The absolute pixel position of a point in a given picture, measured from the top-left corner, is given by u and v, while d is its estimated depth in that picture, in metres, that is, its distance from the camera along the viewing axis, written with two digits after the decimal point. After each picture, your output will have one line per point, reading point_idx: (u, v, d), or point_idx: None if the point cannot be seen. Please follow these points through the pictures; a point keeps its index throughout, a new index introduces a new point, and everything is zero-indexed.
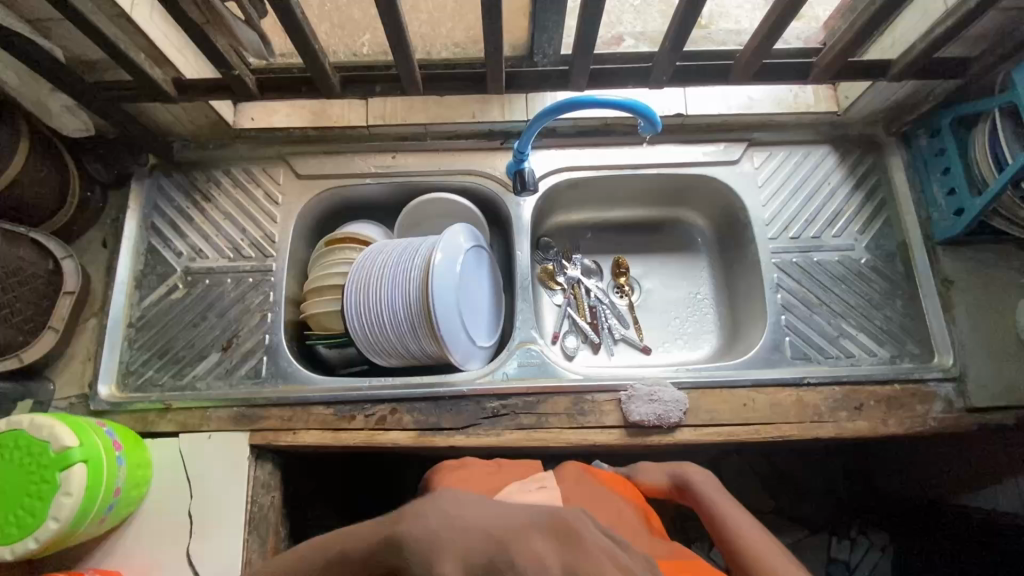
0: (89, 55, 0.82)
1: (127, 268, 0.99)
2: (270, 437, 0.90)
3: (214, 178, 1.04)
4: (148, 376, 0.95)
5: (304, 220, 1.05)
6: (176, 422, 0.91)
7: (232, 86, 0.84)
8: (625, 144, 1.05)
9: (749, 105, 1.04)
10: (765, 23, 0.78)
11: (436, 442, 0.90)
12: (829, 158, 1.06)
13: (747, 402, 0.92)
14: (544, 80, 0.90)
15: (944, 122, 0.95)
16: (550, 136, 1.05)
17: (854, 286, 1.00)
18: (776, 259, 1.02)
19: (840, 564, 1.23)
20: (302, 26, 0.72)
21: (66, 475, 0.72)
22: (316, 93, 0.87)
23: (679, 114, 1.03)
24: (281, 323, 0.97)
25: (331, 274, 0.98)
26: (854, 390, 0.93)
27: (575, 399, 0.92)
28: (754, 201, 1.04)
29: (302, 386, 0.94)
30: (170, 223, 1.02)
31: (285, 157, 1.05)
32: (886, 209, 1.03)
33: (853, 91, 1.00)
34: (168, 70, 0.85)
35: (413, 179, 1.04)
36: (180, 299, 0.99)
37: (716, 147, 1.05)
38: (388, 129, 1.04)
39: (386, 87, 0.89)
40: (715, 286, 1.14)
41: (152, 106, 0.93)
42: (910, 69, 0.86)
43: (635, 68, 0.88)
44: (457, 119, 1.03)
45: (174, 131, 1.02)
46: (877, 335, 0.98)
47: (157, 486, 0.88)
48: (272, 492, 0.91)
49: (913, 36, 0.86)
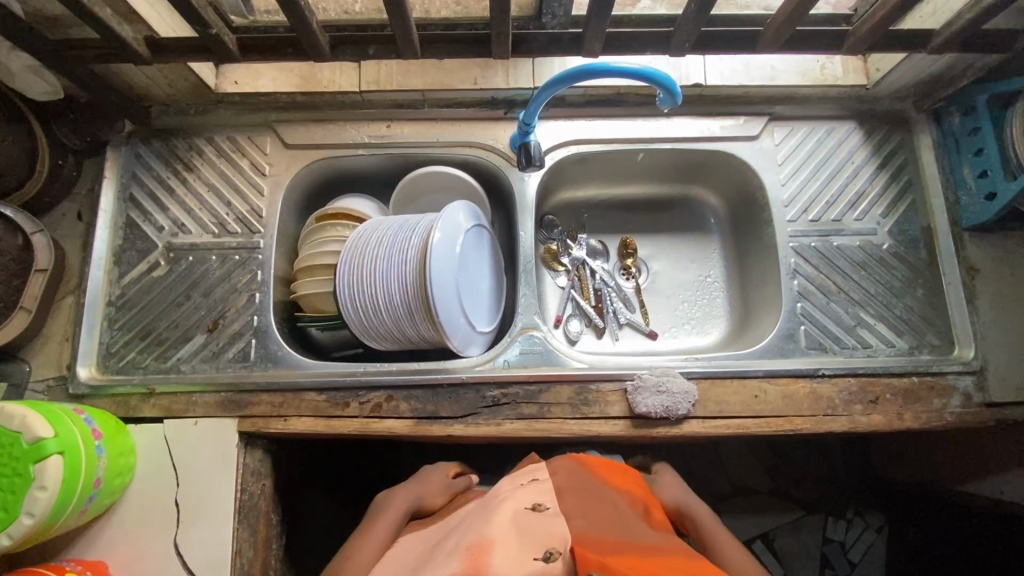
0: (51, 9, 0.74)
1: (105, 243, 0.93)
2: (260, 425, 0.86)
3: (196, 147, 0.97)
4: (129, 358, 0.90)
5: (293, 194, 0.98)
6: (160, 407, 0.87)
7: (210, 47, 0.76)
8: (638, 115, 0.98)
9: (773, 76, 0.96)
10: None
11: (434, 432, 0.86)
12: (854, 136, 0.99)
13: (759, 393, 0.88)
14: (554, 44, 0.82)
15: (981, 98, 0.88)
16: (558, 106, 0.98)
17: (875, 273, 0.95)
18: (793, 242, 0.96)
19: (835, 545, 1.22)
20: None
21: (41, 468, 0.68)
22: (304, 55, 0.79)
23: (697, 84, 0.95)
24: (269, 304, 0.92)
25: (323, 253, 0.92)
26: (870, 383, 0.89)
27: (579, 389, 0.88)
28: (772, 181, 0.98)
29: (293, 371, 0.89)
30: (150, 195, 0.95)
31: (272, 125, 0.97)
32: (912, 191, 0.98)
33: (885, 63, 0.93)
34: (140, 27, 0.77)
35: (409, 151, 0.98)
36: (162, 277, 0.93)
37: (735, 121, 0.99)
38: (383, 95, 0.96)
39: (380, 50, 0.81)
40: (726, 269, 1.09)
41: (125, 67, 0.85)
42: (955, 40, 0.78)
43: (654, 33, 0.81)
44: (457, 85, 0.95)
45: (151, 95, 0.94)
46: (896, 325, 0.93)
47: (141, 473, 0.84)
48: (262, 479, 0.88)
49: (960, 3, 0.79)
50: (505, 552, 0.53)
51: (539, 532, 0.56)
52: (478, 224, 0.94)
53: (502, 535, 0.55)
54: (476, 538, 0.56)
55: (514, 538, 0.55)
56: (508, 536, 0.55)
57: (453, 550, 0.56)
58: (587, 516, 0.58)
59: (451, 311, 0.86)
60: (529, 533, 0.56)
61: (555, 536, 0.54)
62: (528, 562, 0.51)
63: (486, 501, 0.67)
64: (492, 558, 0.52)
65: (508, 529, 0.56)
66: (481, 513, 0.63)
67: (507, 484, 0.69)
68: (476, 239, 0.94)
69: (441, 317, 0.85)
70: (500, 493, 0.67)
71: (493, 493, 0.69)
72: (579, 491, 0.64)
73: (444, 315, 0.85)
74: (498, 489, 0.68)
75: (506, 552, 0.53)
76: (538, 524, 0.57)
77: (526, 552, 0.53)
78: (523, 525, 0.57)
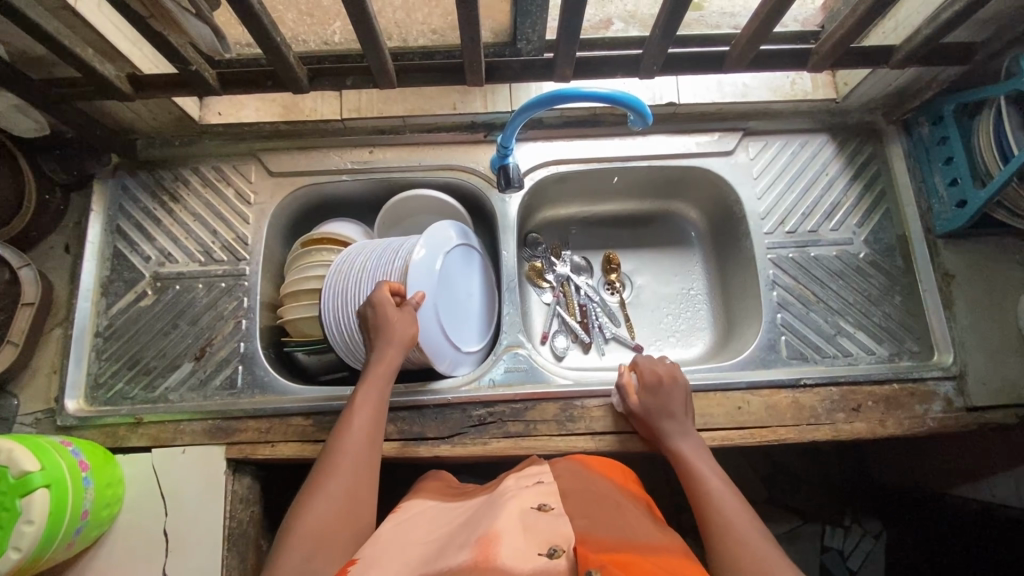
0: (34, 51, 0.75)
1: (92, 274, 0.94)
2: (247, 451, 0.86)
3: (182, 177, 0.99)
4: (117, 389, 0.91)
5: (278, 221, 1.00)
6: (147, 436, 0.87)
7: (191, 82, 0.78)
8: (614, 135, 1.00)
9: (744, 93, 0.98)
10: (764, 6, 0.72)
11: (420, 454, 0.86)
12: (827, 148, 1.02)
13: (742, 405, 0.89)
14: (528, 70, 0.85)
15: (947, 109, 0.90)
16: (536, 128, 1.00)
17: (852, 282, 0.97)
18: (771, 254, 0.98)
19: (833, 553, 1.19)
20: (261, 17, 0.66)
21: (27, 502, 0.68)
22: (282, 88, 0.82)
23: (671, 103, 0.98)
24: (256, 329, 0.93)
25: (308, 278, 0.93)
26: (851, 391, 0.90)
27: (564, 405, 0.89)
28: (748, 194, 1.00)
29: (279, 397, 0.90)
30: (137, 226, 0.97)
31: (256, 154, 0.99)
32: (886, 201, 1.00)
33: (852, 77, 0.95)
34: (122, 65, 0.80)
35: (391, 175, 0.99)
36: (150, 306, 0.94)
37: (710, 137, 1.01)
38: (364, 123, 0.98)
39: (358, 80, 0.84)
40: (709, 281, 1.10)
41: (111, 103, 0.87)
42: (914, 56, 0.81)
43: (623, 57, 0.84)
44: (438, 110, 0.97)
45: (136, 129, 0.96)
46: (876, 332, 0.95)
47: (129, 505, 0.84)
48: (250, 506, 0.88)
49: (917, 21, 0.81)
50: (510, 544, 0.53)
51: (544, 533, 0.55)
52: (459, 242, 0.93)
53: (508, 531, 0.55)
54: (485, 531, 0.56)
55: (522, 534, 0.55)
56: (515, 533, 0.55)
57: (463, 542, 0.56)
58: (589, 517, 0.57)
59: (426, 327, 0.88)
60: (534, 531, 0.56)
61: (560, 535, 0.55)
62: (534, 556, 0.51)
63: (492, 499, 0.67)
64: (500, 549, 0.52)
65: (514, 526, 0.56)
66: (488, 510, 0.63)
67: (510, 484, 0.70)
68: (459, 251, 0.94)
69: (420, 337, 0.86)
70: (500, 494, 0.67)
71: (497, 491, 0.70)
72: (581, 493, 0.63)
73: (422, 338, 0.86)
74: (502, 489, 0.69)
75: (511, 546, 0.53)
76: (543, 525, 0.57)
77: (531, 547, 0.53)
78: (530, 525, 0.57)
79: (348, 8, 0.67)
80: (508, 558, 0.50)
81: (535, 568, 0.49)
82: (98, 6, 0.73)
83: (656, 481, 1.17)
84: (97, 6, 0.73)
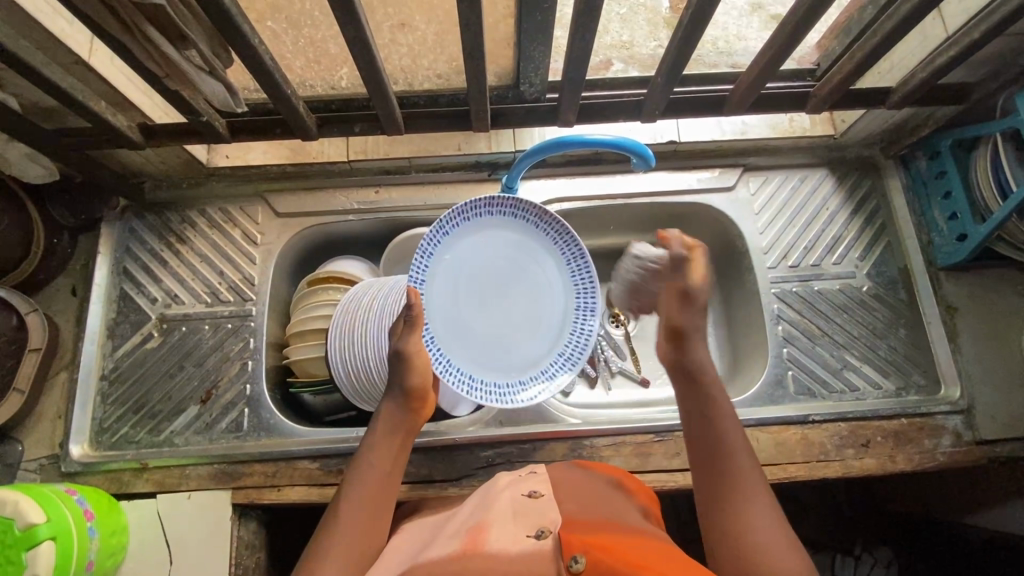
0: (45, 102, 0.76)
1: (98, 317, 0.94)
2: (253, 496, 0.86)
3: (189, 219, 1.00)
4: (121, 433, 0.90)
5: (284, 261, 1.00)
6: (152, 481, 0.87)
7: (201, 130, 0.80)
8: (617, 172, 1.02)
9: (744, 131, 1.00)
10: (763, 55, 0.75)
11: (428, 496, 0.86)
12: (827, 182, 1.03)
13: (751, 442, 0.89)
14: (532, 115, 0.88)
15: (944, 145, 0.91)
16: (540, 166, 1.01)
17: (857, 316, 0.97)
18: (775, 289, 0.99)
19: None
20: (272, 70, 0.68)
21: (33, 554, 0.67)
22: (291, 134, 0.83)
23: (672, 141, 1.00)
24: (262, 371, 0.93)
25: (315, 318, 0.93)
26: (859, 427, 0.90)
27: (573, 445, 0.88)
28: (750, 229, 1.01)
29: (285, 439, 0.89)
30: (144, 268, 0.97)
31: (263, 195, 1.00)
32: (886, 234, 1.00)
33: (849, 115, 0.98)
34: (133, 114, 0.81)
35: (397, 215, 1.00)
36: (155, 349, 0.94)
37: (711, 173, 1.02)
38: (370, 164, 1.00)
39: (365, 126, 0.87)
40: (713, 314, 1.11)
41: (121, 150, 0.87)
42: (911, 97, 0.82)
43: (627, 101, 0.86)
44: (443, 151, 1.00)
45: (144, 173, 0.97)
46: (882, 366, 0.95)
47: (133, 550, 0.84)
48: (255, 552, 0.88)
49: (913, 62, 0.83)
50: (499, 533, 0.53)
51: (533, 516, 0.55)
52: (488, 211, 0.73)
53: (498, 519, 0.55)
54: (474, 523, 0.56)
55: (511, 520, 0.55)
56: (504, 520, 0.55)
57: (451, 534, 0.56)
58: (580, 503, 0.57)
59: (466, 367, 0.73)
60: (524, 516, 0.55)
61: (548, 519, 0.54)
62: (522, 539, 0.51)
63: (486, 491, 0.67)
64: (489, 537, 0.52)
65: (505, 514, 0.57)
66: (479, 503, 0.62)
67: (505, 478, 0.69)
68: (481, 224, 0.74)
69: (474, 373, 0.73)
70: (491, 489, 0.66)
71: (491, 484, 0.69)
72: (573, 482, 0.63)
73: (506, 361, 0.75)
74: (497, 483, 0.68)
75: (501, 532, 0.53)
76: (533, 510, 0.56)
77: (519, 530, 0.52)
78: (521, 510, 0.57)
79: (358, 61, 0.69)
80: (495, 545, 0.50)
81: (519, 551, 0.49)
82: (110, 59, 0.74)
83: (665, 515, 1.15)
84: (109, 59, 0.74)
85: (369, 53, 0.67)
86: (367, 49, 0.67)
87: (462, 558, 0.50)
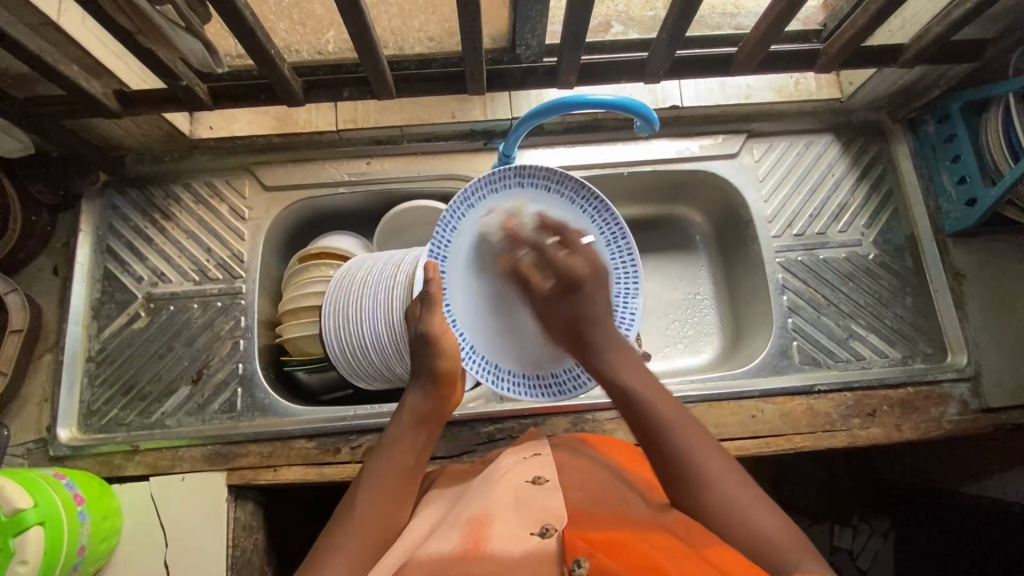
0: (14, 68, 0.72)
1: (82, 297, 0.91)
2: (249, 477, 0.84)
3: (174, 195, 0.96)
4: (112, 416, 0.87)
5: (273, 237, 0.97)
6: (145, 464, 0.84)
7: (181, 97, 0.76)
8: (619, 139, 0.98)
9: (748, 94, 0.97)
10: (768, 13, 0.71)
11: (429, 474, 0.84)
12: (832, 148, 1.00)
13: (756, 413, 0.87)
14: (530, 76, 0.83)
15: (955, 108, 0.88)
16: (538, 135, 0.98)
17: (863, 284, 0.95)
18: (780, 258, 0.96)
19: (843, 553, 1.18)
20: (254, 28, 0.64)
21: (21, 540, 0.65)
22: (277, 100, 0.79)
23: (674, 106, 0.96)
24: (254, 350, 0.90)
25: (307, 294, 0.90)
26: (865, 396, 0.89)
27: (575, 419, 0.87)
28: (754, 198, 0.98)
29: (280, 419, 0.87)
30: (128, 245, 0.94)
31: (250, 168, 0.96)
32: (893, 200, 0.98)
33: (857, 77, 0.94)
34: (109, 81, 0.77)
35: (390, 187, 0.97)
36: (143, 328, 0.91)
37: (714, 140, 0.99)
38: (361, 133, 0.96)
39: (354, 92, 0.83)
40: (715, 285, 1.08)
41: (98, 120, 0.83)
42: (923, 55, 0.79)
43: (628, 62, 0.82)
44: (437, 119, 0.96)
45: (125, 145, 0.92)
46: (888, 335, 0.93)
47: (128, 534, 0.82)
48: (254, 534, 0.86)
49: (926, 17, 0.80)
50: (502, 529, 0.50)
51: (536, 508, 0.52)
52: (512, 184, 0.75)
53: (499, 510, 0.52)
54: (474, 512, 0.53)
55: (513, 513, 0.52)
56: (506, 512, 0.52)
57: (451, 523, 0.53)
58: (586, 492, 0.54)
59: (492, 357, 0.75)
60: (526, 507, 0.53)
61: (551, 511, 0.51)
62: (524, 538, 0.49)
63: (487, 474, 0.64)
64: (490, 536, 0.49)
65: (506, 504, 0.54)
66: (480, 488, 0.60)
67: (506, 460, 0.65)
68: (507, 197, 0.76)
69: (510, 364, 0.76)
70: (490, 474, 0.63)
71: (493, 468, 0.65)
72: (577, 465, 0.60)
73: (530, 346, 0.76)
74: (497, 466, 0.64)
75: (503, 528, 0.50)
76: (534, 500, 0.53)
77: (522, 528, 0.50)
78: (523, 498, 0.54)
79: (345, 19, 0.65)
80: (498, 545, 0.48)
81: (522, 555, 0.47)
82: (80, 20, 0.70)
83: None
84: (80, 20, 0.70)
85: (357, 11, 0.63)
86: (355, 7, 0.63)
87: (462, 561, 0.47)
